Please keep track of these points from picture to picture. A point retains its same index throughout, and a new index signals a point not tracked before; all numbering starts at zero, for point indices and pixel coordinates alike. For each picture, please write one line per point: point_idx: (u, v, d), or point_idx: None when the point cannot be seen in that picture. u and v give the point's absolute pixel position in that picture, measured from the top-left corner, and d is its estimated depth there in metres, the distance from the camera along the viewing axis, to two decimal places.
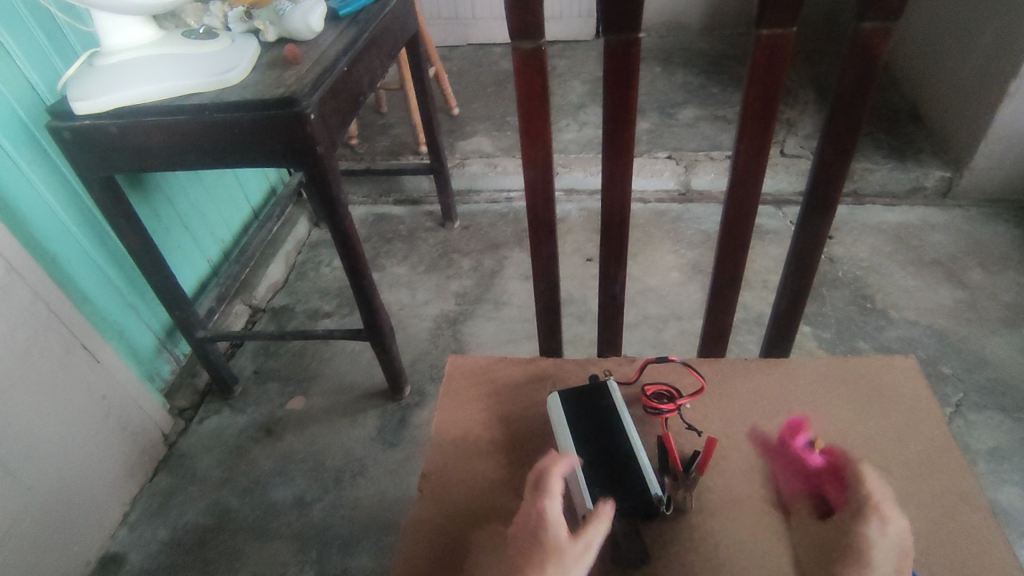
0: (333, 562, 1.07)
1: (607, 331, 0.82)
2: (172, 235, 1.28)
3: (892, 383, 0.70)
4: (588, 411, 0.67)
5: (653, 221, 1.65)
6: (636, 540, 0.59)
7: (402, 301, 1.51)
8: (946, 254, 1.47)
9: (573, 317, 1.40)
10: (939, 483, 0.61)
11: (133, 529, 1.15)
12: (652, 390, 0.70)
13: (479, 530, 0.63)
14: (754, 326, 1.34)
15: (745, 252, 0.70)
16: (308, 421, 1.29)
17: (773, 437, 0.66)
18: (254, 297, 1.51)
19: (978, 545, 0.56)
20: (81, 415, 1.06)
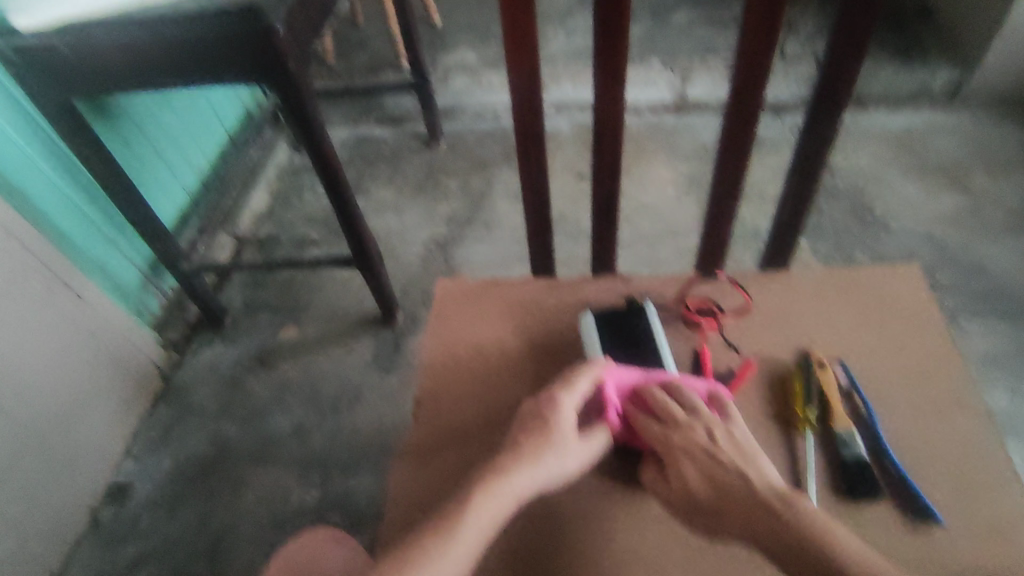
0: (336, 485, 1.10)
1: (602, 248, 0.79)
2: (145, 164, 1.22)
3: (893, 291, 0.68)
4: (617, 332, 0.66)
5: (647, 135, 1.58)
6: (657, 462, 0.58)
7: (390, 226, 1.47)
8: (948, 160, 1.42)
9: (565, 238, 1.37)
10: (937, 391, 0.60)
11: (138, 461, 1.17)
12: (692, 304, 0.69)
13: (476, 448, 0.63)
14: (750, 241, 1.32)
15: (746, 164, 0.66)
16: (302, 350, 1.28)
17: (771, 351, 0.65)
18: (237, 227, 1.46)
19: (972, 450, 0.56)
20: (71, 353, 1.05)
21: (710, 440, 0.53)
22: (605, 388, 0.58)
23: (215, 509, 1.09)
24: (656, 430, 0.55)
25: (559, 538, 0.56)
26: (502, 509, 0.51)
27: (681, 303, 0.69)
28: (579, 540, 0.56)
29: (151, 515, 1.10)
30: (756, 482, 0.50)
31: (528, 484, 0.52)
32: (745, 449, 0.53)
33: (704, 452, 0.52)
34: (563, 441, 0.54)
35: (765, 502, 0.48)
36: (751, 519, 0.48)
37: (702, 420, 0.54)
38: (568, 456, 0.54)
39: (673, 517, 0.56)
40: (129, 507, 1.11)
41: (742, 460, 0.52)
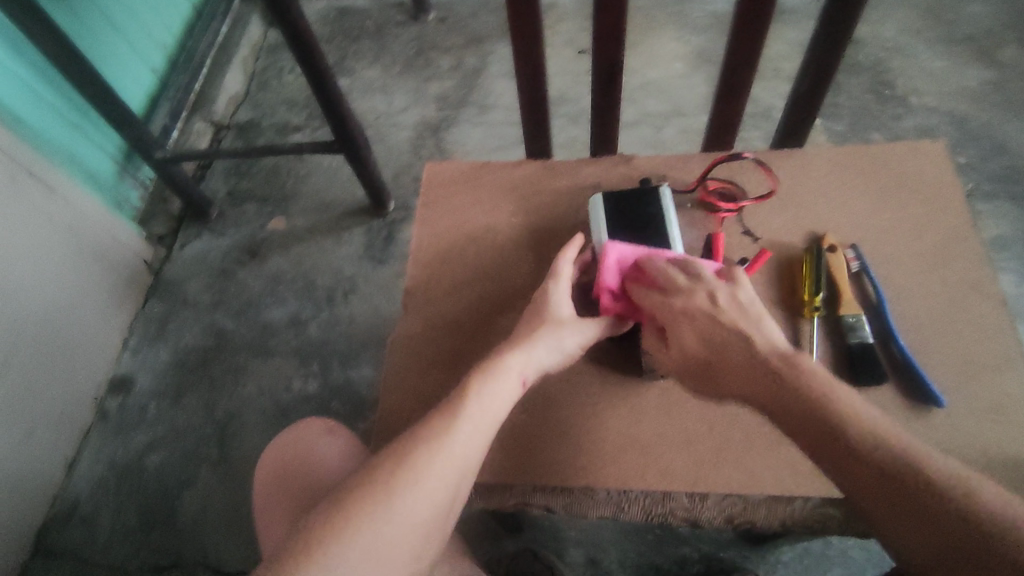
0: (335, 374, 1.11)
1: (604, 125, 0.72)
2: (100, 40, 1.11)
3: (914, 170, 0.64)
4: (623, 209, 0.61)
5: (654, 3, 1.44)
6: (659, 350, 0.56)
7: (377, 109, 1.37)
8: (982, 28, 1.30)
9: (564, 120, 1.28)
10: (951, 274, 0.58)
11: (137, 354, 1.17)
12: (712, 188, 0.64)
13: (470, 341, 0.61)
14: (760, 121, 1.24)
15: (766, 22, 0.59)
16: (293, 241, 1.25)
17: (780, 235, 0.62)
18: (214, 112, 1.37)
19: (982, 333, 0.55)
20: (51, 246, 1.01)
21: (713, 304, 0.51)
22: (606, 255, 0.56)
23: (218, 398, 1.11)
24: (656, 299, 0.53)
25: (554, 420, 0.55)
26: (505, 392, 0.50)
27: (699, 185, 0.64)
28: (574, 423, 0.55)
29: (156, 405, 1.12)
30: (760, 347, 0.49)
31: (527, 365, 0.52)
32: (749, 313, 0.51)
33: (705, 315, 0.51)
34: (557, 321, 0.54)
35: (771, 369, 0.47)
36: (754, 374, 0.48)
37: (704, 284, 0.52)
38: (565, 335, 0.54)
39: (671, 401, 0.55)
40: (133, 398, 1.13)
41: (741, 320, 0.51)
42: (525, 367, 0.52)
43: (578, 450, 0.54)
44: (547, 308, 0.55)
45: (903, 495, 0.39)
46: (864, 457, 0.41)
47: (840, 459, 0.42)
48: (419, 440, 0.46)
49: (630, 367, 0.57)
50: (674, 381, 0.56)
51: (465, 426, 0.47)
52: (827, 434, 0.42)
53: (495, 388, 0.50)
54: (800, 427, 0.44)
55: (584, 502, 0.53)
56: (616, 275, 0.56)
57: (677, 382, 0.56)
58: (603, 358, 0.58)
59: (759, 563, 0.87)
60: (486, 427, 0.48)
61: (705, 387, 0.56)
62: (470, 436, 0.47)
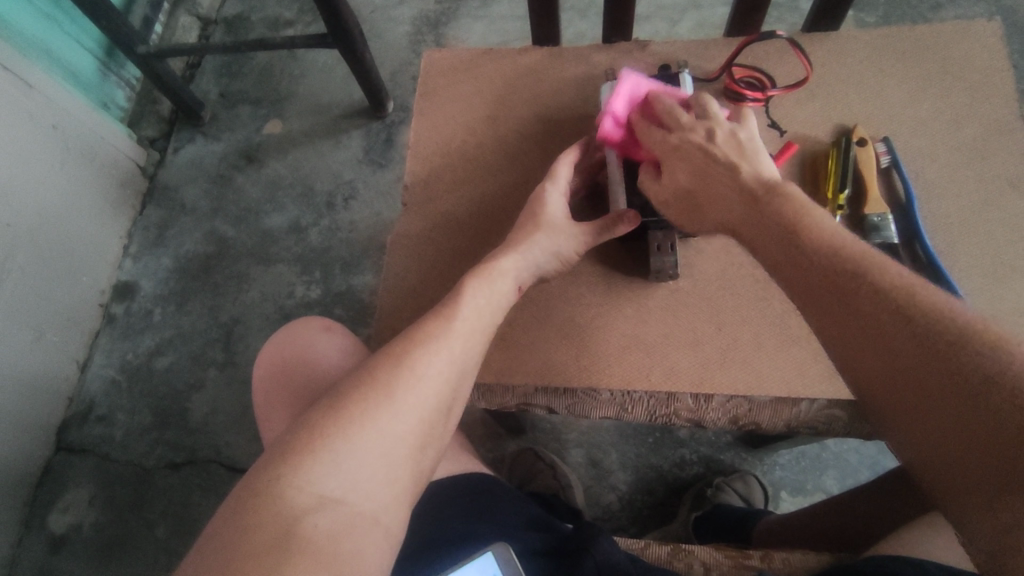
0: (338, 281, 1.09)
1: (618, 8, 0.66)
2: None
3: (959, 55, 0.58)
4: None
5: None
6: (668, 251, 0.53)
7: (372, 1, 1.27)
8: None
9: (575, 11, 1.19)
10: (988, 169, 0.54)
11: (138, 260, 1.15)
12: (739, 74, 0.58)
13: (468, 244, 0.58)
14: (788, 11, 1.14)
15: None
16: (289, 145, 1.20)
17: (806, 127, 0.57)
18: (199, 4, 1.28)
19: (1014, 233, 0.51)
20: (38, 148, 0.98)
21: (710, 137, 0.48)
22: (619, 85, 0.53)
23: (222, 303, 1.11)
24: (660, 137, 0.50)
25: (557, 322, 0.54)
26: (497, 294, 0.49)
27: (725, 73, 0.58)
28: (577, 325, 0.54)
29: (161, 310, 1.12)
30: (745, 175, 0.46)
31: (519, 267, 0.50)
32: (744, 145, 0.48)
33: (698, 149, 0.48)
34: (551, 223, 0.51)
35: (791, 232, 0.42)
36: (742, 209, 0.45)
37: (706, 118, 0.49)
38: (559, 237, 0.51)
39: (679, 304, 0.53)
40: (137, 303, 1.13)
41: (738, 155, 0.47)
42: (519, 270, 0.50)
43: (581, 352, 0.53)
44: (543, 209, 0.52)
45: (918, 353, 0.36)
46: (875, 303, 0.38)
47: (843, 305, 0.39)
48: (413, 342, 0.45)
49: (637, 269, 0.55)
50: (683, 284, 0.54)
51: (459, 327, 0.46)
52: (834, 278, 0.39)
53: (489, 290, 0.48)
54: (803, 273, 0.41)
55: (587, 402, 0.53)
56: (626, 106, 0.53)
57: (687, 285, 0.54)
58: (610, 260, 0.55)
59: (756, 465, 0.89)
60: (480, 328, 0.47)
61: (714, 290, 0.53)
62: (464, 337, 0.46)
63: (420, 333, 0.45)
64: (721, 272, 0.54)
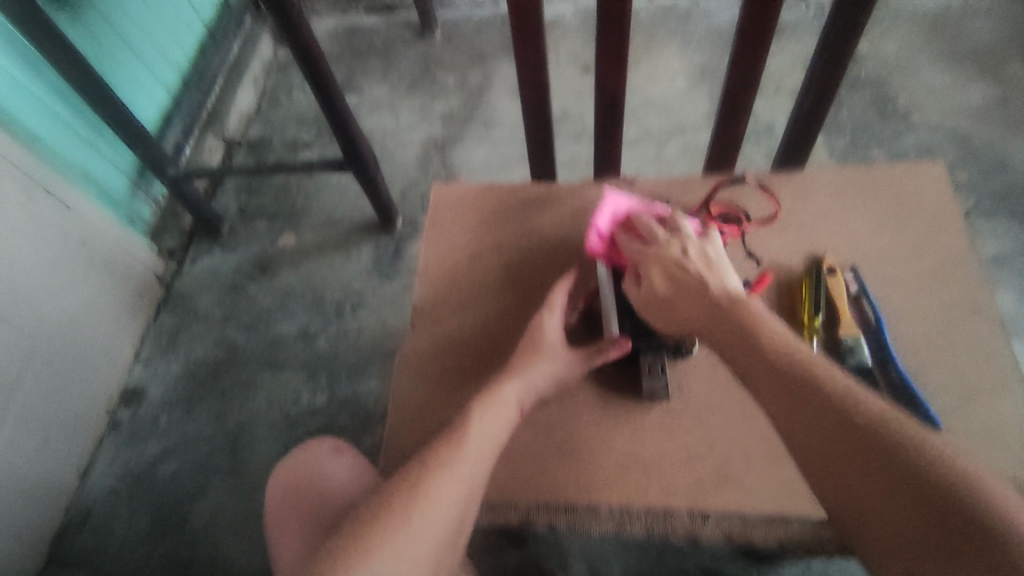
0: (343, 387, 1.12)
1: (607, 148, 0.74)
2: (117, 61, 1.14)
3: (912, 192, 0.65)
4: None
5: (658, 20, 1.46)
6: (659, 372, 0.57)
7: (384, 126, 1.40)
8: (984, 45, 1.32)
9: (569, 136, 1.30)
10: (948, 296, 0.59)
11: (148, 365, 1.19)
12: (717, 211, 0.64)
13: (473, 364, 0.62)
14: (762, 137, 1.25)
15: (766, 48, 0.60)
16: (302, 256, 1.27)
17: (780, 256, 0.63)
18: (225, 129, 1.40)
19: (980, 354, 0.55)
20: (67, 262, 1.04)
21: (682, 253, 0.54)
22: (603, 203, 0.63)
23: (228, 409, 1.13)
24: (638, 248, 0.57)
25: (558, 440, 0.57)
26: (503, 420, 0.52)
27: (704, 208, 0.65)
28: (576, 442, 0.57)
29: (167, 416, 1.13)
30: (714, 289, 0.51)
31: (523, 395, 0.54)
32: (714, 263, 0.54)
33: (672, 264, 0.54)
34: (550, 350, 0.56)
35: (758, 339, 0.47)
36: (716, 324, 0.50)
37: (680, 238, 0.55)
38: (558, 364, 0.56)
39: (673, 423, 0.56)
40: (144, 409, 1.14)
41: (706, 270, 0.53)
42: (521, 393, 0.54)
43: (580, 470, 0.55)
44: (541, 337, 0.57)
45: (908, 489, 0.38)
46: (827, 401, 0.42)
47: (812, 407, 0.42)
48: (427, 466, 0.48)
49: (629, 389, 0.58)
50: (676, 403, 0.57)
51: (469, 450, 0.49)
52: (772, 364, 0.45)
53: (496, 414, 0.52)
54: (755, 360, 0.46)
55: (587, 518, 0.54)
56: (608, 223, 0.62)
57: (679, 404, 0.57)
58: (606, 380, 0.59)
59: None
60: (489, 449, 0.50)
61: (705, 410, 0.57)
62: (474, 459, 0.49)
63: (433, 456, 0.48)
64: (710, 391, 0.58)
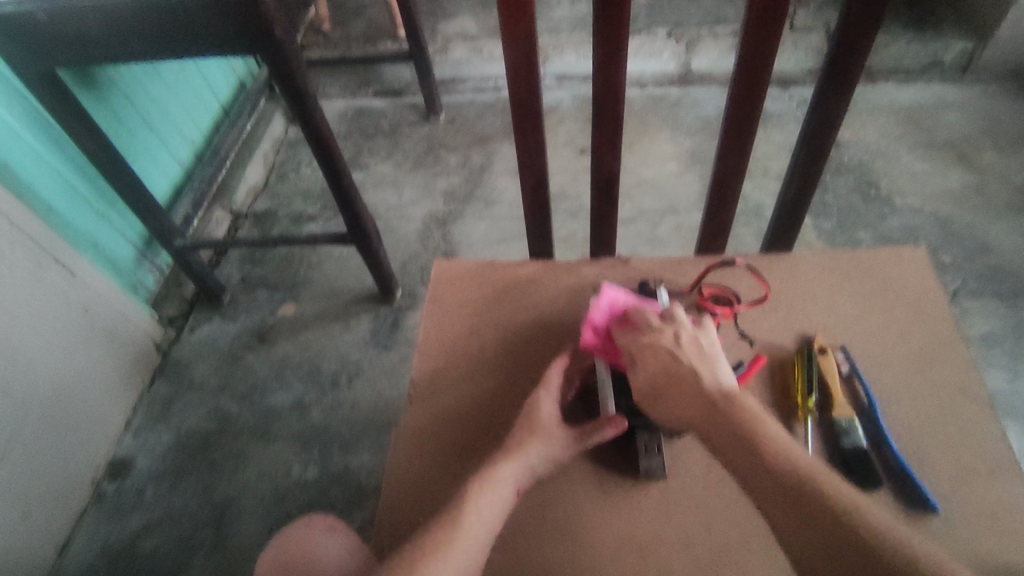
0: (336, 460, 1.10)
1: (602, 229, 0.77)
2: (135, 137, 1.20)
3: (896, 276, 0.67)
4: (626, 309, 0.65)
5: (650, 107, 1.54)
6: (655, 452, 0.57)
7: (388, 201, 1.44)
8: (957, 135, 1.39)
9: (566, 214, 1.35)
10: (938, 376, 0.60)
11: (138, 435, 1.17)
12: (708, 292, 0.66)
13: (469, 441, 0.62)
14: (752, 218, 1.30)
15: (750, 139, 0.64)
16: (300, 326, 1.28)
17: (772, 335, 0.64)
18: (233, 201, 1.44)
19: (973, 437, 0.56)
20: (67, 329, 1.05)
21: (677, 339, 0.54)
22: (601, 297, 0.64)
23: (216, 482, 1.10)
24: (632, 335, 0.57)
25: (554, 519, 0.56)
26: (500, 502, 0.52)
27: (696, 289, 0.67)
28: (573, 522, 0.56)
29: (153, 488, 1.11)
30: (708, 383, 0.50)
31: (519, 474, 0.54)
32: (706, 353, 0.53)
33: (668, 353, 0.54)
34: (548, 428, 0.56)
35: (723, 406, 0.48)
36: (735, 449, 0.46)
37: (674, 324, 0.56)
38: (556, 442, 0.56)
39: (670, 503, 0.56)
40: (130, 481, 1.12)
41: (697, 358, 0.53)
42: (517, 474, 0.54)
43: (577, 554, 0.54)
44: (537, 416, 0.57)
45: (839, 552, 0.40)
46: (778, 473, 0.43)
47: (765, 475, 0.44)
48: (421, 552, 0.47)
49: (626, 469, 0.58)
50: (672, 482, 0.57)
51: (464, 534, 0.48)
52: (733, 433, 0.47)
53: (491, 496, 0.51)
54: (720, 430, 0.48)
55: None
56: (603, 317, 0.62)
57: (675, 483, 0.57)
58: (602, 460, 0.59)
59: None
60: (484, 534, 0.49)
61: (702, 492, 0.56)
62: (469, 545, 0.48)
63: (427, 542, 0.48)
64: (707, 469, 0.58)
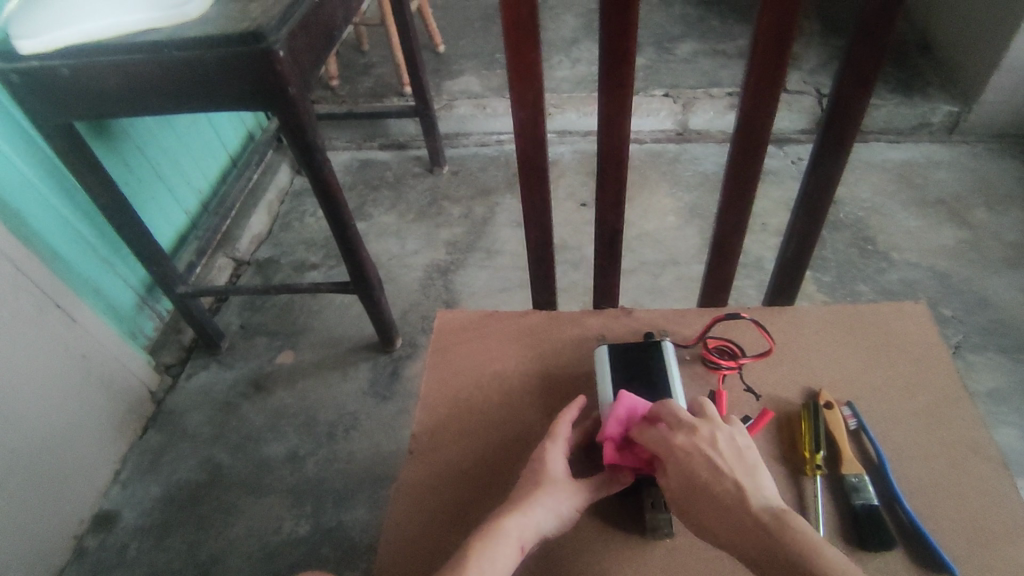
0: (330, 516, 1.07)
1: (605, 281, 0.77)
2: (144, 186, 1.22)
3: (900, 329, 0.67)
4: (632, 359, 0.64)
5: (649, 163, 1.58)
6: (662, 509, 0.56)
7: (390, 251, 1.46)
8: (950, 193, 1.42)
9: (567, 265, 1.36)
10: (947, 434, 0.59)
11: (126, 486, 1.14)
12: (714, 345, 0.67)
13: (471, 496, 0.60)
14: (752, 271, 1.31)
15: (750, 196, 0.65)
16: (298, 375, 1.26)
17: (777, 389, 0.64)
18: (237, 249, 1.45)
19: (986, 496, 0.55)
20: (62, 375, 1.03)
21: (712, 441, 0.51)
22: (618, 404, 0.57)
23: (204, 537, 1.06)
24: (659, 437, 0.53)
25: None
26: (506, 560, 0.50)
27: (701, 341, 0.68)
28: None
29: (138, 544, 1.07)
30: (750, 496, 0.47)
31: (525, 531, 0.52)
32: (744, 456, 0.50)
33: (703, 455, 0.50)
34: (554, 482, 0.55)
35: (760, 522, 0.45)
36: (779, 569, 0.43)
37: (709, 426, 0.52)
38: (565, 495, 0.54)
39: (677, 563, 0.54)
40: (114, 536, 1.08)
41: (739, 469, 0.49)
42: (521, 530, 0.52)
43: None
44: (542, 472, 0.56)
45: None
46: None
47: None
48: None
49: (631, 528, 0.56)
50: (680, 540, 0.55)
51: None
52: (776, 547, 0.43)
53: (495, 552, 0.50)
54: (758, 547, 0.44)
55: None
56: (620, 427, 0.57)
57: (683, 540, 0.55)
58: (607, 515, 0.57)
59: None
60: None
61: (711, 551, 0.55)
62: None
63: None
64: None
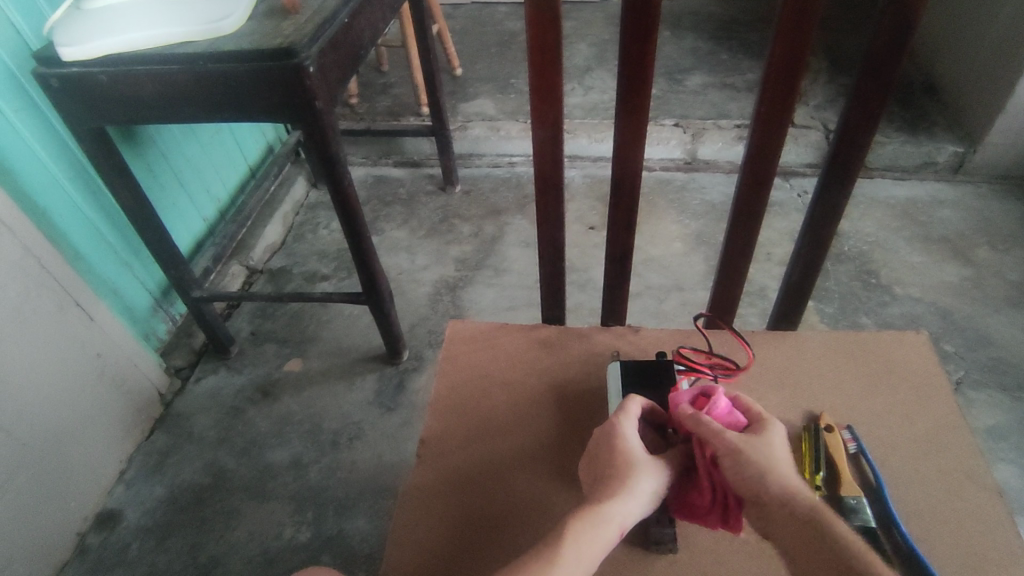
0: (330, 524, 1.08)
1: (613, 300, 0.79)
2: (166, 191, 1.25)
3: (902, 360, 0.69)
4: (641, 376, 0.67)
5: (657, 190, 1.61)
6: (667, 523, 0.58)
7: (401, 266, 1.49)
8: (954, 231, 1.45)
9: (575, 286, 1.38)
10: (943, 460, 0.60)
11: (131, 486, 1.15)
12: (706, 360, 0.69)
13: (489, 505, 0.62)
14: (756, 299, 1.33)
15: (757, 224, 0.68)
16: (305, 383, 1.28)
17: (779, 411, 0.65)
18: (250, 258, 1.48)
19: (983, 524, 0.56)
20: (76, 372, 1.05)
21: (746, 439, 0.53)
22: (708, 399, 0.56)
23: (205, 540, 1.07)
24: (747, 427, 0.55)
25: None
26: (601, 545, 0.50)
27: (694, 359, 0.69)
28: None
29: (139, 544, 1.07)
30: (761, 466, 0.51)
31: (595, 554, 0.49)
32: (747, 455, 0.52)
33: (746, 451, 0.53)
34: (637, 464, 0.53)
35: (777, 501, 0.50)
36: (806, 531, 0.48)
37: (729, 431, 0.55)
38: (631, 500, 0.52)
39: None
40: (116, 535, 1.08)
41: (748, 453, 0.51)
42: (620, 513, 0.51)
43: None
44: (621, 450, 0.54)
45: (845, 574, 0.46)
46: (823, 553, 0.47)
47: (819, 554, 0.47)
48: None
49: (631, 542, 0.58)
50: (681, 555, 0.57)
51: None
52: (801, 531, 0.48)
53: (591, 531, 0.50)
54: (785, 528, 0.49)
55: None
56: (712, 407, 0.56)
57: (686, 557, 0.57)
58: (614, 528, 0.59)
59: None
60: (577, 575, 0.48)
61: (710, 565, 0.56)
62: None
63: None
64: (715, 544, 0.58)
